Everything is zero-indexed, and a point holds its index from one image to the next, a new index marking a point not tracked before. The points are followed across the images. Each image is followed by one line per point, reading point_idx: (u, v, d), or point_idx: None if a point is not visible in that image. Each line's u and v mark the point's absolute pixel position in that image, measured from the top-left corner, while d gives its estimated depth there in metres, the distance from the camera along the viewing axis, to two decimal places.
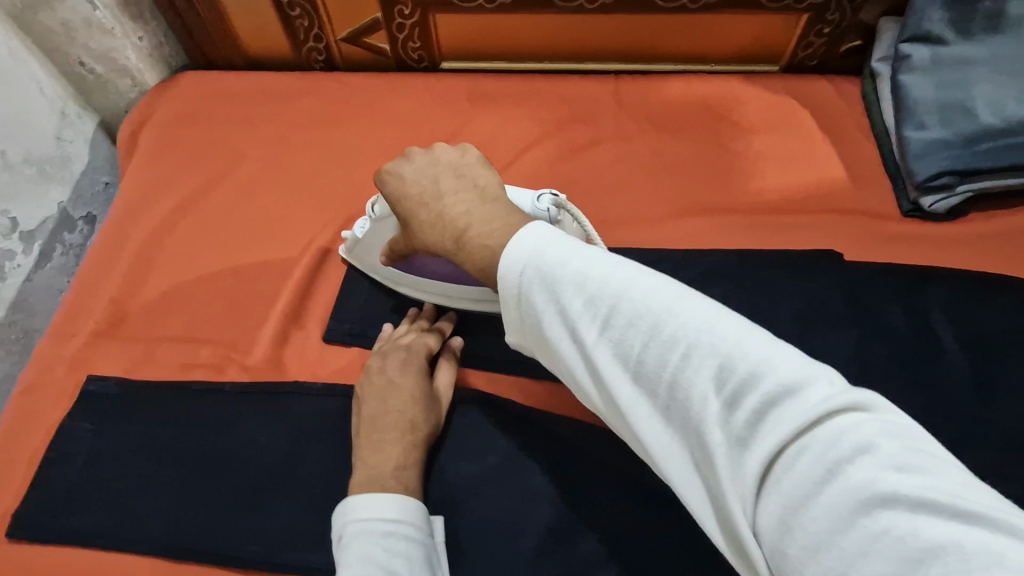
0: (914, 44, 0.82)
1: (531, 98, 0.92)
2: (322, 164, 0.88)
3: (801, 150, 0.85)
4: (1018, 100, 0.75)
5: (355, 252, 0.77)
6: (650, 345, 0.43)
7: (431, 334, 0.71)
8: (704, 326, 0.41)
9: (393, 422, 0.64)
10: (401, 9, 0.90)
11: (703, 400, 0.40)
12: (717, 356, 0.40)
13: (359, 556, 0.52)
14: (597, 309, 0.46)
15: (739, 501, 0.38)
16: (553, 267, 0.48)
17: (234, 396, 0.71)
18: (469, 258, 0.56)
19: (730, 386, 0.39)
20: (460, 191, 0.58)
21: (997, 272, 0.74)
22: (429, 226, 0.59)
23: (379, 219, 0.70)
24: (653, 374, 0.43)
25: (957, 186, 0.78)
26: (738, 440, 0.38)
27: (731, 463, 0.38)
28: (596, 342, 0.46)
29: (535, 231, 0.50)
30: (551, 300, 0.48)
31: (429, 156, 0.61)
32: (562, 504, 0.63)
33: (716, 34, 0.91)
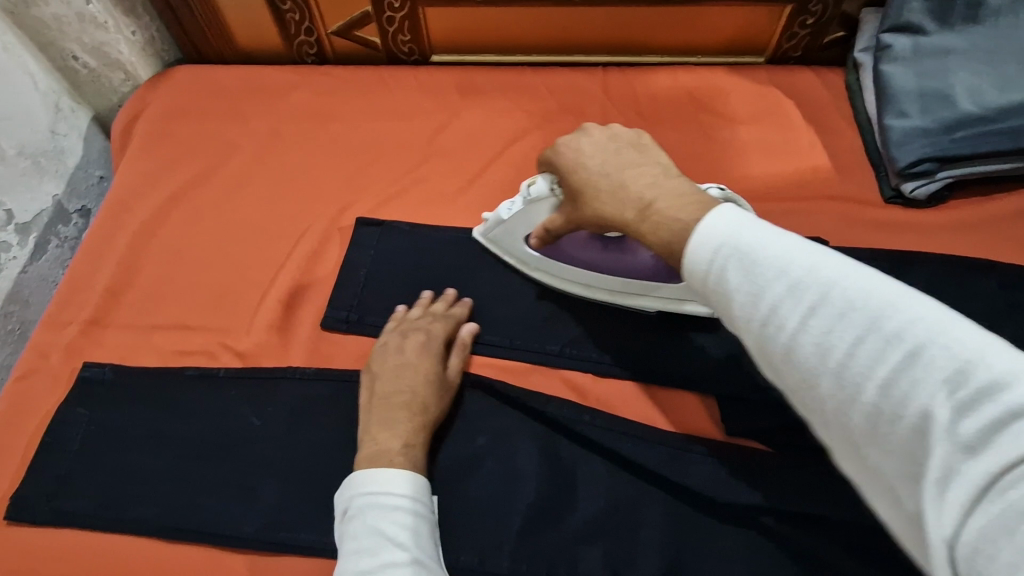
0: (895, 34, 0.84)
1: (520, 90, 0.93)
2: (314, 155, 0.89)
3: (786, 138, 0.87)
4: (995, 88, 0.77)
5: (494, 233, 0.75)
6: (864, 337, 0.37)
7: (447, 319, 0.73)
8: (939, 325, 0.35)
9: (405, 401, 0.65)
10: (391, 2, 0.91)
11: (922, 401, 0.34)
12: (954, 356, 0.34)
13: (366, 529, 0.54)
14: (801, 293, 0.40)
15: (937, 510, 0.31)
16: (745, 243, 0.43)
17: (230, 381, 0.72)
18: (652, 231, 0.50)
19: (965, 389, 0.32)
20: (643, 165, 0.54)
21: (976, 257, 0.76)
22: (608, 197, 0.54)
23: (534, 201, 0.66)
24: (860, 369, 0.37)
25: (938, 173, 0.78)
26: (960, 448, 0.31)
27: (946, 474, 0.32)
28: (797, 329, 0.39)
29: (728, 211, 0.45)
30: (741, 278, 0.42)
31: (609, 132, 0.58)
32: (550, 483, 0.65)
33: (702, 26, 0.92)
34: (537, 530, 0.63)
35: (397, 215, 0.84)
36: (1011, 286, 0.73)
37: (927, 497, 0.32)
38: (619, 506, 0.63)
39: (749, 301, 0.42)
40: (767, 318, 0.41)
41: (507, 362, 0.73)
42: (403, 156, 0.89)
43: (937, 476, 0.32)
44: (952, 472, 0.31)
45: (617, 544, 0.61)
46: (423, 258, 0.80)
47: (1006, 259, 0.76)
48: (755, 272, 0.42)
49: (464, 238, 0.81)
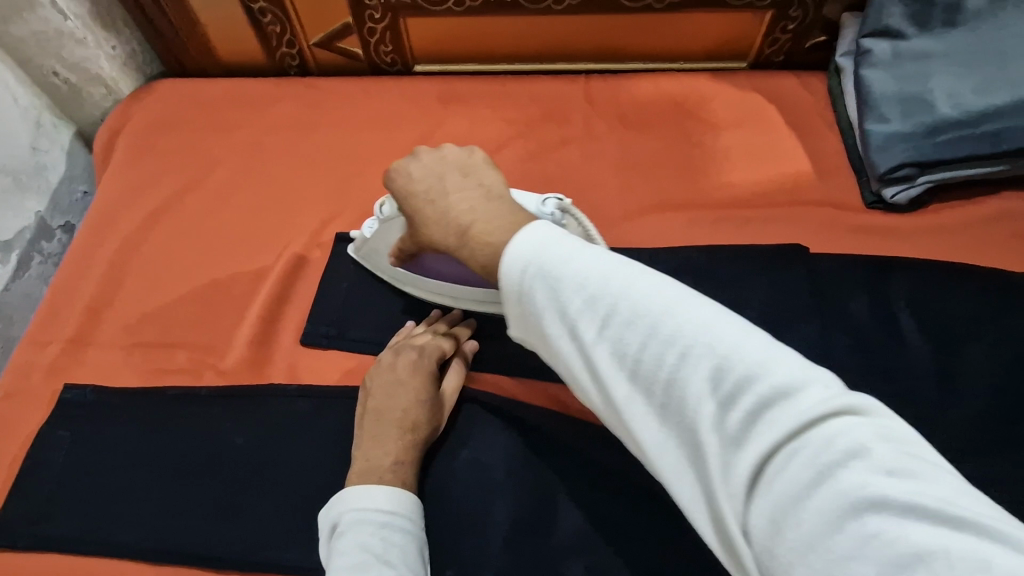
0: (875, 38, 0.83)
1: (503, 99, 0.93)
2: (296, 168, 0.89)
3: (768, 144, 0.87)
4: (974, 92, 0.77)
5: (364, 253, 0.77)
6: (649, 345, 0.40)
7: (449, 338, 0.71)
8: (703, 325, 0.39)
9: (398, 420, 0.64)
10: (371, 13, 0.91)
11: (697, 401, 0.37)
12: (716, 356, 0.37)
13: (355, 543, 0.53)
14: (596, 308, 0.42)
15: (727, 502, 0.36)
16: (549, 261, 0.44)
17: (213, 399, 0.72)
18: (475, 256, 0.52)
19: (727, 386, 0.37)
20: (464, 188, 0.56)
21: (958, 261, 0.76)
22: (434, 222, 0.56)
23: (388, 219, 0.71)
24: (651, 375, 0.40)
25: (918, 178, 0.79)
26: (731, 443, 0.36)
27: (725, 468, 0.36)
28: (594, 342, 0.42)
29: (538, 229, 0.46)
30: (548, 296, 0.44)
31: (440, 154, 0.59)
32: (534, 497, 0.65)
33: (683, 32, 0.92)
34: (522, 545, 0.62)
35: None
36: (994, 290, 0.73)
37: (718, 489, 0.36)
38: (603, 520, 0.63)
39: (560, 317, 0.43)
40: (574, 334, 0.43)
41: (490, 375, 0.73)
42: (387, 168, 0.88)
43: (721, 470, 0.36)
44: (731, 465, 0.36)
45: (600, 558, 0.61)
46: None
47: (988, 263, 0.76)
48: (561, 288, 0.43)
49: None
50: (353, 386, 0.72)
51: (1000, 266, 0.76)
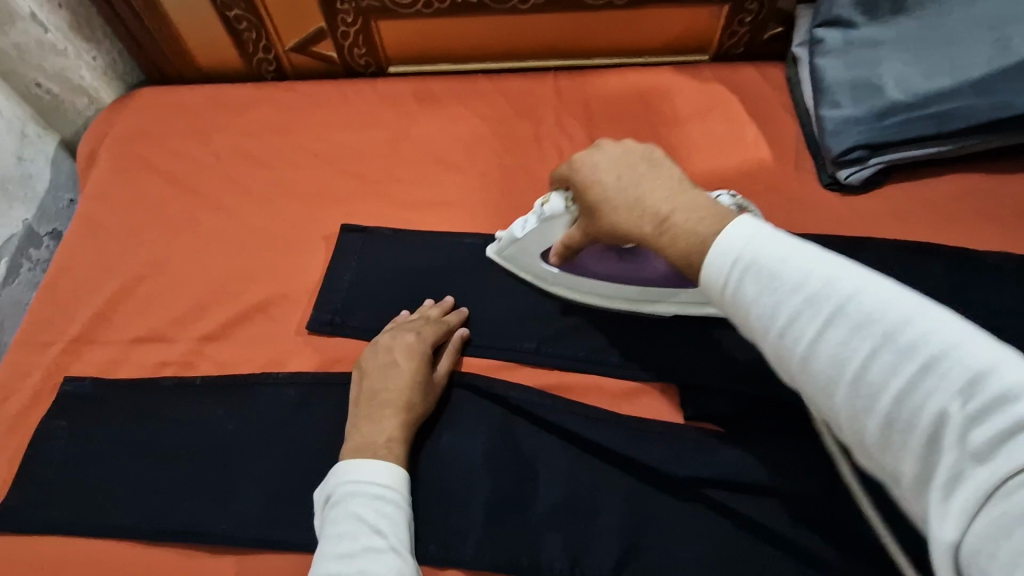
0: (828, 28, 0.87)
1: (475, 97, 0.96)
2: (276, 167, 0.90)
3: (730, 133, 0.90)
4: (922, 76, 0.80)
5: (508, 251, 0.74)
6: (880, 350, 0.40)
7: (441, 323, 0.73)
8: (952, 340, 0.38)
9: (393, 398, 0.65)
10: (343, 17, 0.94)
11: (935, 410, 0.37)
12: (963, 367, 0.37)
13: (347, 518, 0.55)
14: (820, 309, 0.43)
15: (942, 509, 0.36)
16: (765, 261, 0.46)
17: (200, 390, 0.73)
18: (676, 244, 0.51)
19: (974, 400, 0.36)
20: (657, 178, 0.55)
21: (917, 241, 0.77)
22: (623, 210, 0.55)
23: (549, 219, 0.66)
24: (875, 379, 0.40)
25: (870, 159, 0.82)
26: (969, 454, 0.35)
27: (955, 477, 0.36)
28: (815, 341, 0.43)
29: (750, 227, 0.47)
30: (762, 293, 0.45)
31: (622, 145, 0.59)
32: (514, 475, 0.66)
33: (647, 28, 0.96)
34: (500, 519, 0.64)
35: (359, 220, 0.84)
36: (957, 267, 0.75)
37: (933, 496, 0.37)
38: (580, 494, 0.65)
39: (771, 314, 0.45)
40: (787, 331, 0.44)
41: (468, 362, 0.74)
42: (364, 164, 0.90)
43: (945, 478, 0.36)
44: (959, 475, 0.36)
45: (580, 532, 0.63)
46: (386, 261, 0.80)
47: (951, 242, 0.78)
48: (777, 288, 0.45)
49: (452, 242, 0.81)
50: (341, 371, 0.73)
51: (960, 243, 0.77)
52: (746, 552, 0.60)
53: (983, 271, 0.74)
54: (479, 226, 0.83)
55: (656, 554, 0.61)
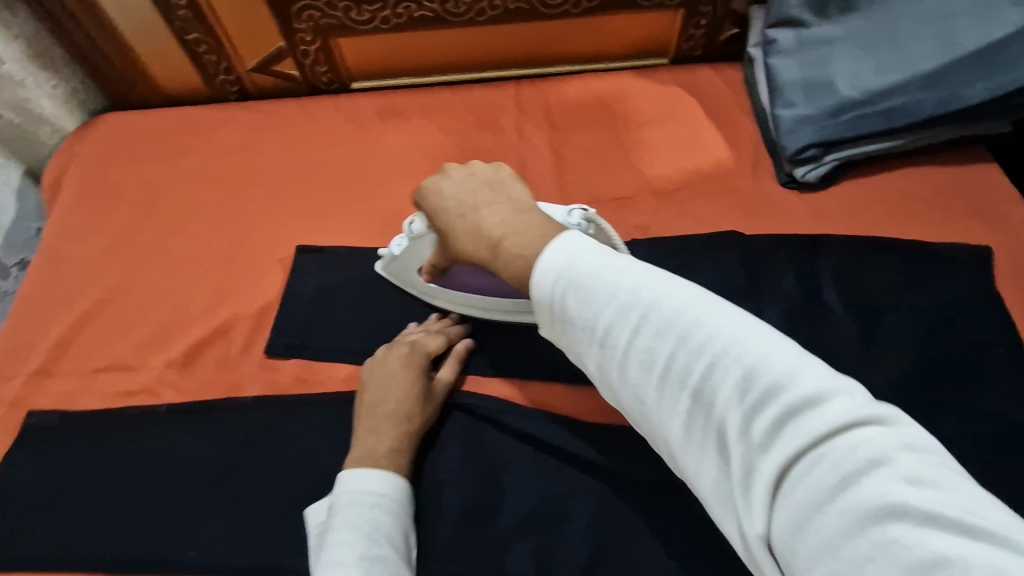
0: (780, 28, 0.88)
1: (438, 109, 0.96)
2: (240, 188, 0.90)
3: (690, 135, 0.91)
4: (873, 72, 0.81)
5: (393, 269, 0.76)
6: (677, 355, 0.44)
7: (441, 336, 0.73)
8: (732, 336, 0.42)
9: (394, 411, 0.66)
10: (302, 36, 0.94)
11: (726, 405, 0.41)
12: (742, 364, 0.41)
13: (350, 526, 0.56)
14: (630, 321, 0.46)
15: (743, 501, 0.40)
16: (580, 279, 0.49)
17: (171, 415, 0.72)
18: (506, 267, 0.55)
19: (755, 393, 0.40)
20: (494, 203, 0.58)
21: (876, 236, 0.78)
22: (463, 236, 0.58)
23: (417, 238, 0.69)
24: (679, 381, 0.44)
25: (825, 157, 0.83)
26: (755, 447, 0.39)
27: (749, 471, 0.39)
28: (628, 348, 0.46)
29: (568, 240, 0.51)
30: (581, 307, 0.48)
31: (466, 171, 0.61)
32: (483, 486, 0.66)
33: (605, 34, 0.97)
34: (469, 529, 0.64)
35: (324, 240, 0.84)
36: (910, 260, 0.76)
37: (737, 489, 0.40)
38: (545, 500, 0.65)
39: (591, 329, 0.48)
40: (606, 345, 0.47)
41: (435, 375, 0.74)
42: (328, 182, 0.89)
43: (744, 475, 0.40)
44: (753, 468, 0.39)
45: (546, 541, 0.63)
46: (350, 281, 0.80)
47: (906, 235, 0.79)
48: (594, 303, 0.48)
49: None
50: (307, 392, 0.73)
51: (917, 237, 0.78)
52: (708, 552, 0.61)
53: (936, 261, 0.75)
54: None
55: (622, 558, 0.62)
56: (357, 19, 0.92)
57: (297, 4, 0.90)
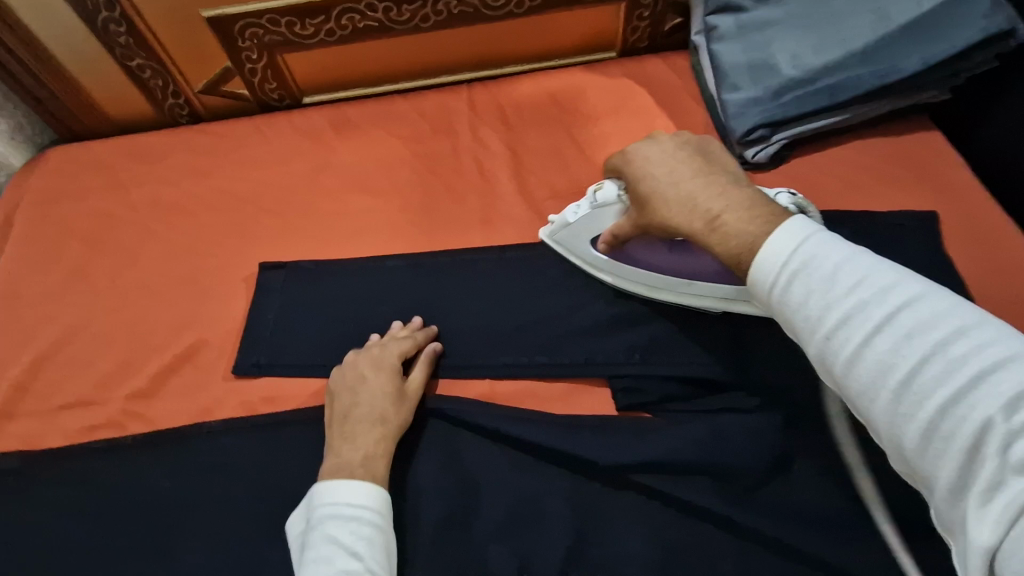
0: (719, 15, 0.90)
1: (391, 118, 0.95)
2: (195, 212, 0.89)
3: (643, 125, 0.92)
4: (812, 52, 0.83)
5: (558, 236, 0.75)
6: (929, 360, 0.40)
7: (408, 340, 0.72)
8: (1005, 353, 0.39)
9: (364, 417, 0.65)
10: (248, 55, 0.93)
11: (982, 422, 0.37)
12: (1015, 380, 0.37)
13: (325, 541, 0.56)
14: (873, 320, 0.43)
15: (979, 519, 0.37)
16: (814, 267, 0.46)
17: (137, 446, 0.71)
18: (722, 241, 0.53)
19: (1021, 415, 0.36)
20: (711, 176, 0.57)
21: (828, 209, 0.80)
22: (673, 205, 0.57)
23: (602, 206, 0.69)
24: (920, 388, 0.40)
25: (773, 137, 0.84)
26: (1012, 467, 0.36)
27: (1000, 487, 0.36)
28: (860, 347, 0.43)
29: (798, 229, 0.48)
30: (808, 299, 0.46)
31: (676, 144, 0.61)
32: (458, 491, 0.66)
33: (551, 33, 0.97)
34: (446, 537, 0.64)
35: (284, 256, 0.84)
36: (862, 230, 0.77)
37: (971, 505, 0.38)
38: (521, 498, 0.65)
39: (816, 318, 0.45)
40: (832, 337, 0.44)
41: None
42: (285, 199, 0.89)
43: (988, 485, 0.37)
44: (999, 485, 0.37)
45: (527, 540, 0.63)
46: (315, 295, 0.80)
47: (858, 207, 0.80)
48: (826, 293, 0.45)
49: (379, 268, 0.81)
50: (276, 411, 0.72)
51: (870, 208, 0.80)
52: (684, 533, 0.62)
53: (886, 230, 0.77)
54: (403, 247, 0.83)
55: (599, 547, 0.63)
56: (301, 34, 0.92)
57: (238, 23, 0.89)
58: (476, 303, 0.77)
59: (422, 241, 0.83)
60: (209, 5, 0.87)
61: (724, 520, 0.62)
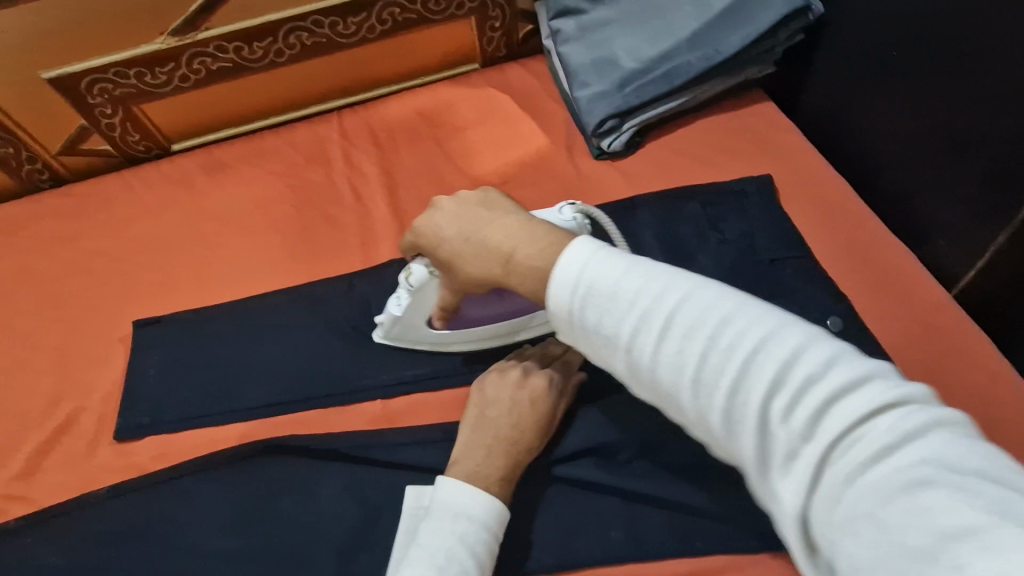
0: (562, 19, 0.96)
1: (260, 154, 0.95)
2: (65, 277, 0.86)
3: (507, 130, 0.96)
4: (646, 42, 0.89)
5: (396, 331, 0.73)
6: (709, 352, 0.43)
7: (566, 366, 0.69)
8: (762, 329, 0.43)
9: (511, 437, 0.64)
10: (102, 110, 0.92)
11: (761, 398, 0.40)
12: (779, 352, 0.41)
13: (438, 536, 0.57)
14: (653, 323, 0.46)
15: (785, 494, 0.39)
16: (597, 280, 0.48)
17: (21, 529, 0.68)
18: (523, 280, 0.54)
19: (789, 383, 0.40)
20: (495, 218, 0.57)
21: (680, 186, 0.86)
22: (471, 258, 0.57)
23: (419, 288, 0.66)
24: (709, 378, 0.43)
25: (624, 125, 0.90)
26: (797, 434, 0.39)
27: (794, 457, 0.39)
28: (654, 351, 0.46)
29: (580, 245, 0.50)
30: (600, 313, 0.48)
31: (456, 198, 0.60)
32: (362, 509, 0.68)
33: (411, 52, 1.00)
34: (349, 563, 0.65)
35: (163, 310, 0.83)
36: (709, 202, 0.84)
37: (777, 482, 0.40)
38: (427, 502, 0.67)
39: (614, 331, 0.47)
40: (629, 346, 0.47)
41: (300, 416, 0.74)
42: (160, 251, 0.88)
43: (785, 455, 0.39)
44: (795, 455, 0.39)
45: None
46: (198, 345, 0.79)
47: (706, 181, 0.87)
48: (610, 306, 0.47)
49: (262, 306, 0.81)
50: (168, 466, 0.71)
51: (716, 180, 0.87)
52: (577, 509, 0.66)
53: (731, 197, 0.84)
54: (285, 283, 0.84)
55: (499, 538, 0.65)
56: (153, 83, 0.91)
57: (85, 80, 0.88)
58: (361, 328, 0.79)
59: (303, 274, 0.84)
60: (47, 66, 0.85)
61: (612, 489, 0.66)
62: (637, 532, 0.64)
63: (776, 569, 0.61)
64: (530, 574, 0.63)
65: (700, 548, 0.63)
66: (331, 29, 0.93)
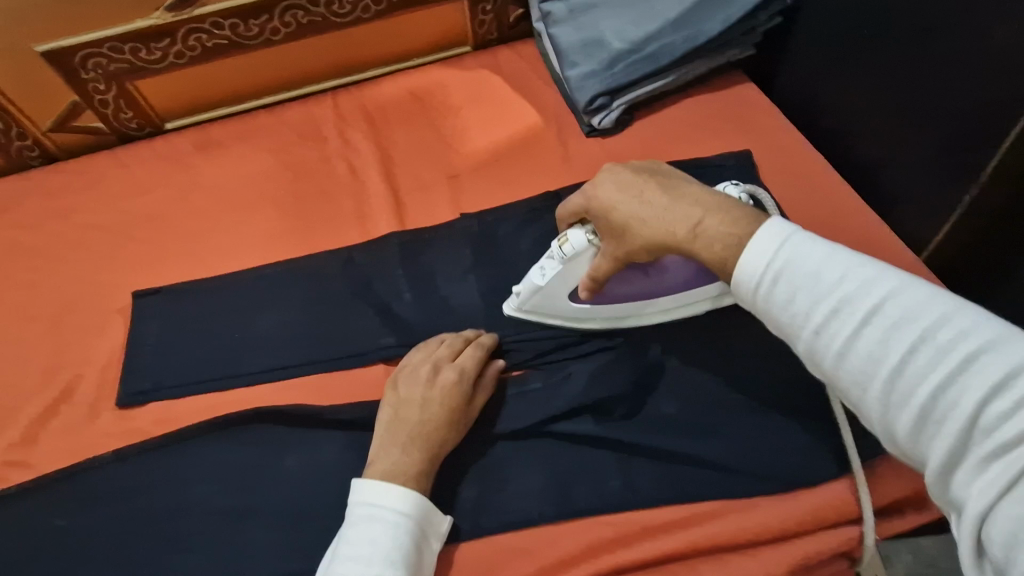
0: (552, 2, 0.99)
1: (256, 131, 0.96)
2: (58, 251, 0.86)
3: (501, 109, 0.98)
4: (633, 23, 0.92)
5: (534, 302, 0.72)
6: (915, 348, 0.44)
7: (478, 353, 0.71)
8: (984, 337, 0.42)
9: (424, 431, 0.65)
10: (95, 86, 0.92)
11: (973, 400, 0.41)
12: (1001, 361, 0.41)
13: (360, 533, 0.58)
14: (852, 313, 0.47)
15: (976, 497, 0.40)
16: (794, 264, 0.50)
17: (21, 494, 0.68)
18: (707, 244, 0.56)
19: (1011, 393, 0.40)
20: (678, 188, 0.61)
21: (668, 161, 0.90)
22: (650, 223, 0.60)
23: (572, 257, 0.67)
24: (908, 373, 0.44)
25: (613, 103, 0.93)
26: (1003, 442, 0.39)
27: (996, 458, 0.39)
28: (850, 339, 0.47)
29: (777, 228, 0.52)
30: (793, 295, 0.49)
31: (626, 168, 0.64)
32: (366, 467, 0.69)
33: (404, 33, 1.03)
34: None
35: (160, 281, 0.83)
36: (693, 175, 0.88)
37: (968, 483, 0.41)
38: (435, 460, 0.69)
39: (804, 312, 0.49)
40: (822, 330, 0.48)
41: (303, 380, 0.75)
42: (157, 224, 0.88)
43: (984, 456, 0.40)
44: (996, 461, 0.39)
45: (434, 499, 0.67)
46: (194, 315, 0.80)
47: (691, 155, 0.91)
48: (808, 288, 0.49)
49: (259, 276, 0.83)
50: (171, 431, 0.72)
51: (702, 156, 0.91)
52: (568, 461, 0.68)
53: (716, 171, 0.88)
54: (284, 254, 0.85)
55: (503, 490, 0.67)
56: (148, 59, 0.92)
57: (78, 54, 0.88)
58: (359, 297, 0.80)
59: (302, 245, 0.86)
60: (40, 39, 0.85)
61: (599, 441, 0.69)
62: (633, 481, 0.67)
63: (768, 508, 0.64)
64: (534, 523, 0.66)
65: (694, 494, 0.66)
66: (327, 8, 0.95)
